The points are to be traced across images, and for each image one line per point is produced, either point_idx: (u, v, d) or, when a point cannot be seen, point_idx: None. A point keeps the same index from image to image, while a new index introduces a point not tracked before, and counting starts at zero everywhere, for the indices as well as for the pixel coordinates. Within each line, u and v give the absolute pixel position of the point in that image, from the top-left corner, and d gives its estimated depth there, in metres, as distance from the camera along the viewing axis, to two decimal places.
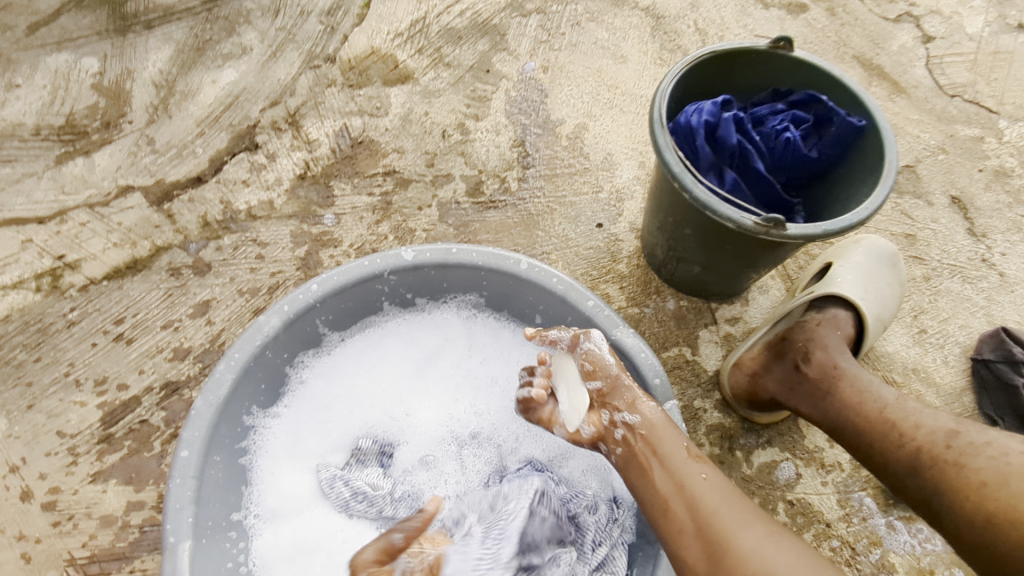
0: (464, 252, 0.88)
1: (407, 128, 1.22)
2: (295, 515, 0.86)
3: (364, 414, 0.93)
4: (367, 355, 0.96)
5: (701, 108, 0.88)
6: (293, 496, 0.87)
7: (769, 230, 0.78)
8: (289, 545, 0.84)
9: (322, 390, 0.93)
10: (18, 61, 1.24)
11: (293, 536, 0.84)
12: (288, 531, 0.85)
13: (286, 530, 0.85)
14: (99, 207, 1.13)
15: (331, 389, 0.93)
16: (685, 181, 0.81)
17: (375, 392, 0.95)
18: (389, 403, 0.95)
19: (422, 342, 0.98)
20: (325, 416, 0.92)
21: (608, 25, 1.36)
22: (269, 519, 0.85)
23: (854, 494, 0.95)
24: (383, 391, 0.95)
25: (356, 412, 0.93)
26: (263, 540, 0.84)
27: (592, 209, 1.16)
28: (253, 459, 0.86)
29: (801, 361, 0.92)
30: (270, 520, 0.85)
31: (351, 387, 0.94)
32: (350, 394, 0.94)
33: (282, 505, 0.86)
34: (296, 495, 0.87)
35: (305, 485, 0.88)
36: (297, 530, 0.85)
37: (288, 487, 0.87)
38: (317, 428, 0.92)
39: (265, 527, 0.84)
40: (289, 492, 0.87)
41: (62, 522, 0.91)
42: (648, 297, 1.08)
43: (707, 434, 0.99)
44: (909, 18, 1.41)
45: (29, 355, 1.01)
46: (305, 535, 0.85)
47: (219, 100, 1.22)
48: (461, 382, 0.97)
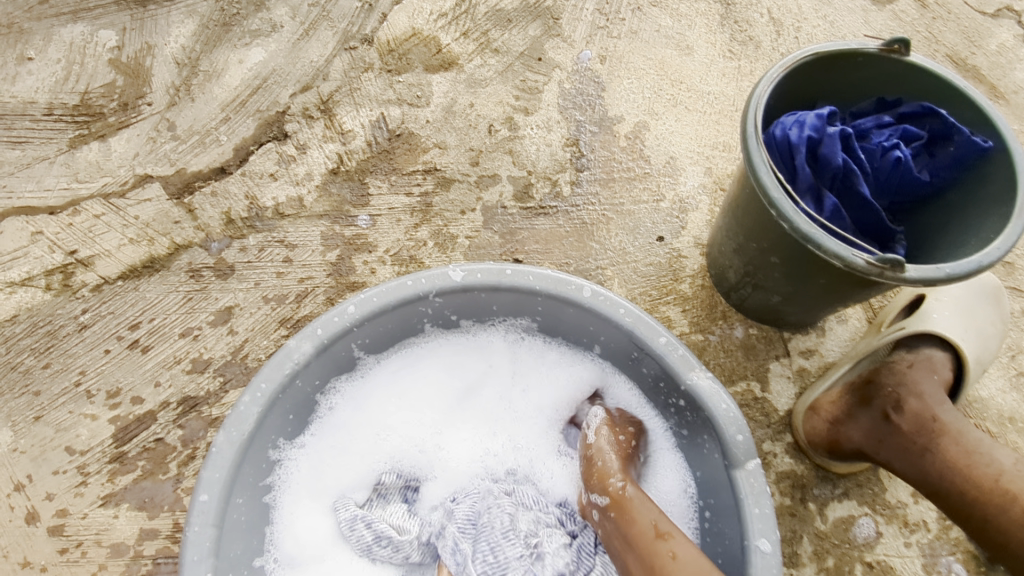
0: (520, 274, 0.78)
1: (450, 120, 1.11)
2: (314, 562, 0.77)
3: (393, 446, 0.83)
4: (401, 377, 0.85)
5: (801, 120, 0.77)
6: (315, 539, 0.77)
7: (884, 271, 0.67)
8: None
9: (351, 417, 0.83)
10: (31, 31, 1.14)
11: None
12: None
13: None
14: (115, 198, 1.03)
15: (358, 415, 0.83)
16: (783, 208, 0.70)
17: (406, 422, 0.84)
18: (424, 434, 0.84)
19: (463, 364, 0.87)
20: (351, 447, 0.82)
21: (673, 11, 1.23)
22: (288, 565, 0.76)
23: (942, 559, 0.85)
24: (417, 421, 0.85)
25: (385, 443, 0.83)
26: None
27: (653, 219, 1.05)
28: (276, 496, 0.77)
29: (891, 411, 0.82)
30: (289, 566, 0.76)
31: (382, 415, 0.84)
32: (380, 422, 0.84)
33: (301, 551, 0.76)
34: (316, 538, 0.77)
35: (327, 526, 0.78)
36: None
37: (308, 528, 0.78)
38: (338, 458, 0.81)
39: (284, 574, 0.76)
40: (309, 534, 0.77)
41: (69, 549, 0.83)
42: (714, 323, 0.97)
43: (777, 482, 0.89)
44: (1009, 13, 1.27)
45: (37, 360, 0.93)
46: None
47: (246, 82, 1.12)
48: (505, 411, 0.86)
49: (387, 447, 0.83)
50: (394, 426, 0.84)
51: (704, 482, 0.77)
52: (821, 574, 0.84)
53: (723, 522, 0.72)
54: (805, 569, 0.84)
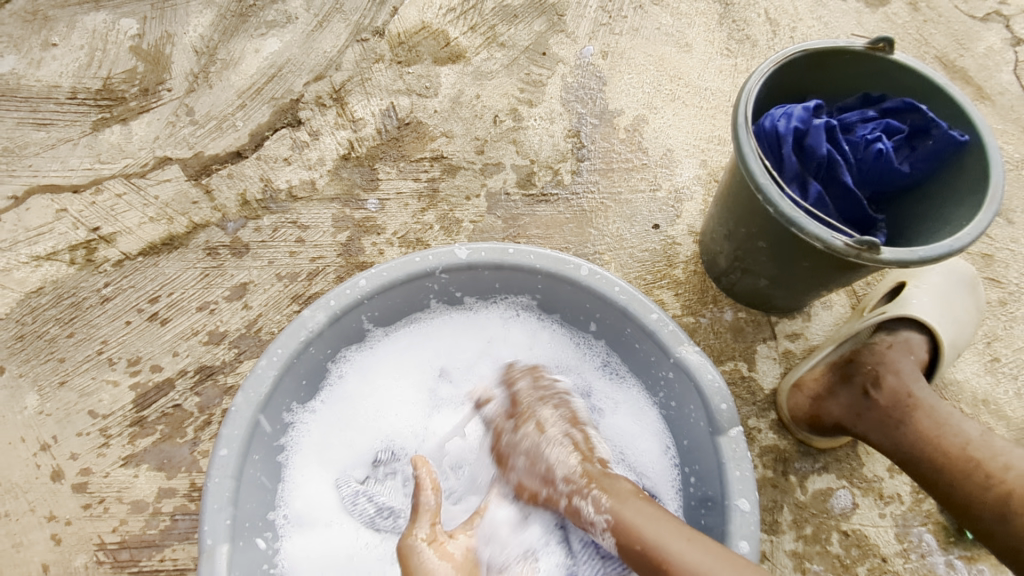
0: (521, 253, 0.83)
1: (457, 111, 1.16)
2: (323, 524, 0.80)
3: (393, 422, 0.88)
4: (406, 352, 0.91)
5: (789, 112, 0.81)
6: (324, 502, 0.81)
7: (861, 253, 0.72)
8: (320, 556, 0.79)
9: (357, 390, 0.88)
10: (55, 19, 1.19)
11: (324, 547, 0.79)
12: (319, 539, 0.80)
13: (316, 538, 0.80)
14: (136, 178, 1.08)
15: (365, 387, 0.88)
16: (769, 193, 0.75)
17: (407, 401, 0.89)
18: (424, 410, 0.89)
19: (465, 341, 0.92)
20: (356, 421, 0.87)
21: (673, 10, 1.28)
22: (297, 524, 0.80)
23: (913, 529, 0.91)
24: (418, 398, 0.90)
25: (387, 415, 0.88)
26: (294, 546, 0.79)
27: (649, 208, 1.10)
28: (287, 457, 0.81)
29: (869, 387, 0.87)
30: (299, 526, 0.80)
31: (386, 391, 0.89)
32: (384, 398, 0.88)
33: (311, 511, 0.80)
34: (324, 501, 0.81)
35: (334, 491, 0.82)
36: (328, 540, 0.80)
37: (317, 492, 0.82)
38: (344, 427, 0.86)
39: (294, 532, 0.79)
40: (318, 496, 0.81)
41: (93, 505, 0.88)
42: (705, 306, 1.03)
43: (760, 455, 0.94)
44: (998, 17, 1.31)
45: (61, 329, 0.98)
46: (337, 546, 0.80)
47: (262, 71, 1.16)
48: None
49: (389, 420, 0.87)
50: (396, 404, 0.89)
51: (688, 450, 0.82)
52: (800, 541, 0.90)
53: (707, 486, 0.77)
54: (784, 536, 0.90)
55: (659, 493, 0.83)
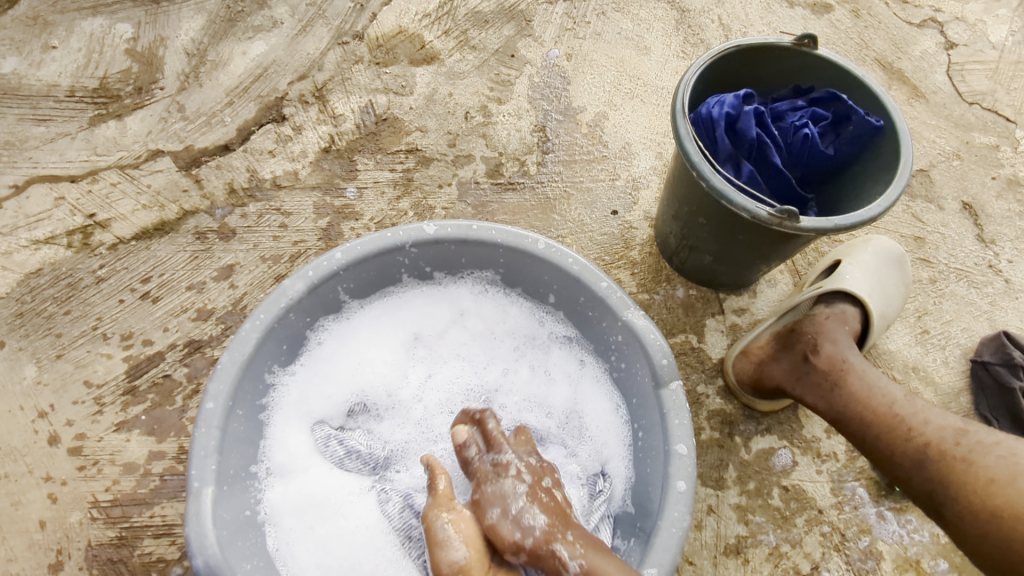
0: (484, 229, 0.91)
1: (431, 107, 1.25)
2: (303, 472, 0.88)
3: (367, 381, 0.96)
4: (379, 320, 0.99)
5: (723, 100, 0.91)
6: (301, 451, 0.89)
7: (783, 221, 0.81)
8: (297, 499, 0.86)
9: (335, 354, 0.95)
10: (55, 23, 1.27)
11: (302, 492, 0.86)
12: (296, 486, 0.87)
13: (295, 485, 0.87)
14: (130, 169, 1.16)
15: (341, 350, 0.96)
16: (703, 170, 0.84)
17: (382, 363, 0.97)
18: (397, 371, 0.97)
19: (434, 311, 1.00)
20: (334, 381, 0.94)
21: (633, 16, 1.38)
22: (279, 474, 0.87)
23: (847, 484, 0.98)
24: (391, 361, 0.98)
25: (362, 375, 0.96)
26: (275, 493, 0.86)
27: (608, 196, 1.19)
28: (268, 414, 0.89)
29: (810, 353, 0.93)
30: (280, 476, 0.87)
31: (362, 355, 0.97)
32: (359, 361, 0.96)
33: (291, 461, 0.88)
34: (304, 452, 0.89)
35: (313, 443, 0.90)
36: (306, 486, 0.87)
37: (297, 444, 0.89)
38: (321, 385, 0.93)
39: (276, 482, 0.87)
40: (297, 448, 0.89)
41: (87, 466, 0.95)
42: (658, 284, 1.12)
43: (708, 418, 1.02)
44: (933, 24, 1.43)
45: (58, 307, 1.05)
46: (312, 491, 0.87)
47: (249, 71, 1.25)
48: (468, 352, 0.99)
49: (364, 380, 0.95)
50: (371, 367, 0.97)
51: (636, 407, 0.89)
52: (743, 495, 0.97)
53: (651, 437, 0.85)
54: (729, 491, 0.97)
55: (610, 447, 0.91)
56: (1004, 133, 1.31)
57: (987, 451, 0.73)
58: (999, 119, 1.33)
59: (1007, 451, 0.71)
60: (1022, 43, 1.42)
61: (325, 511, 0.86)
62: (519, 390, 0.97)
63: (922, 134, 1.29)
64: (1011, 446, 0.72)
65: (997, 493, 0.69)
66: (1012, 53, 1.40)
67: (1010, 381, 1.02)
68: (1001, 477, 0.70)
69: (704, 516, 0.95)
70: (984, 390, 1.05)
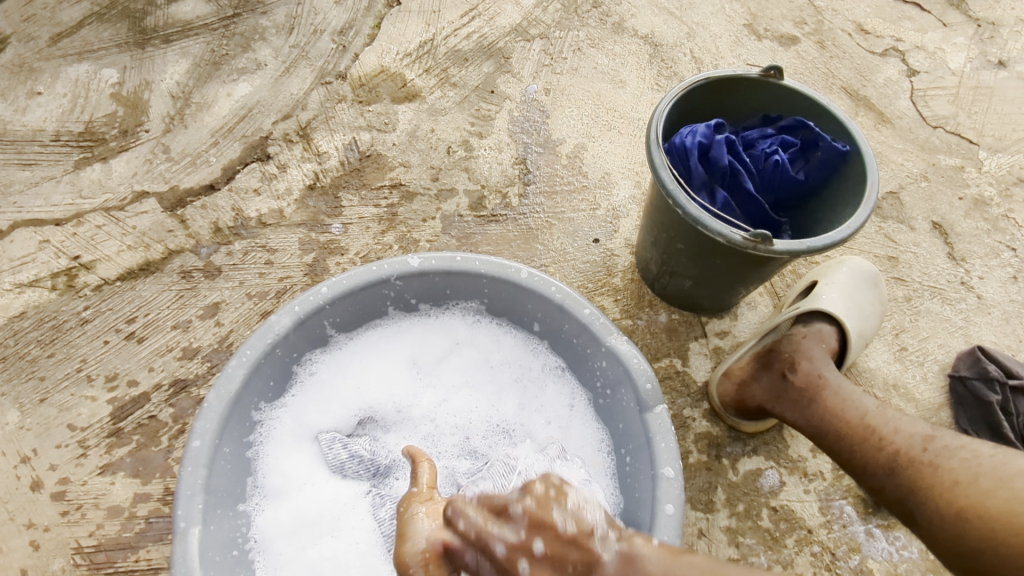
0: (468, 260, 0.93)
1: (414, 143, 1.28)
2: (296, 492, 0.88)
3: (368, 398, 0.97)
4: (375, 346, 0.99)
5: (695, 130, 0.95)
6: (297, 473, 0.90)
7: (757, 245, 0.83)
8: (290, 520, 0.86)
9: (332, 379, 0.96)
10: (40, 70, 1.29)
11: (293, 512, 0.87)
12: (289, 507, 0.87)
13: (286, 507, 0.87)
14: (115, 211, 1.17)
15: (339, 375, 0.97)
16: (679, 198, 0.86)
17: (381, 383, 0.98)
18: (396, 392, 0.98)
19: (430, 336, 1.01)
20: (332, 401, 0.95)
21: (608, 52, 1.43)
22: (272, 496, 0.88)
23: (835, 502, 0.99)
24: (389, 382, 0.98)
25: (362, 396, 0.97)
26: (265, 517, 0.86)
27: (589, 225, 1.22)
28: (260, 442, 0.89)
29: (787, 371, 0.95)
30: (273, 497, 0.88)
31: (361, 377, 0.98)
32: (359, 382, 0.97)
33: (286, 483, 0.89)
34: (299, 473, 0.90)
35: (308, 465, 0.91)
36: (299, 505, 0.88)
37: (291, 467, 0.90)
38: (320, 408, 0.95)
39: (267, 504, 0.87)
40: (293, 469, 0.90)
41: (70, 511, 0.93)
42: (641, 309, 1.13)
43: (695, 441, 1.03)
44: (895, 52, 1.49)
45: (42, 350, 1.04)
46: (306, 510, 0.87)
47: (234, 112, 1.27)
48: (466, 373, 1.00)
49: (362, 402, 0.97)
50: (370, 388, 0.98)
51: (622, 432, 0.90)
52: (733, 518, 0.97)
53: (638, 461, 0.85)
54: (719, 513, 0.97)
55: (600, 469, 0.91)
56: (968, 155, 1.36)
57: (952, 454, 0.75)
58: (962, 141, 1.38)
59: (969, 453, 0.74)
60: (979, 69, 1.48)
61: (316, 529, 0.87)
62: (516, 408, 0.98)
63: (889, 158, 1.34)
64: (974, 448, 0.74)
65: (961, 494, 0.71)
66: (971, 78, 1.47)
67: (987, 395, 1.05)
68: (963, 478, 0.72)
69: (695, 540, 0.95)
70: (962, 404, 1.07)
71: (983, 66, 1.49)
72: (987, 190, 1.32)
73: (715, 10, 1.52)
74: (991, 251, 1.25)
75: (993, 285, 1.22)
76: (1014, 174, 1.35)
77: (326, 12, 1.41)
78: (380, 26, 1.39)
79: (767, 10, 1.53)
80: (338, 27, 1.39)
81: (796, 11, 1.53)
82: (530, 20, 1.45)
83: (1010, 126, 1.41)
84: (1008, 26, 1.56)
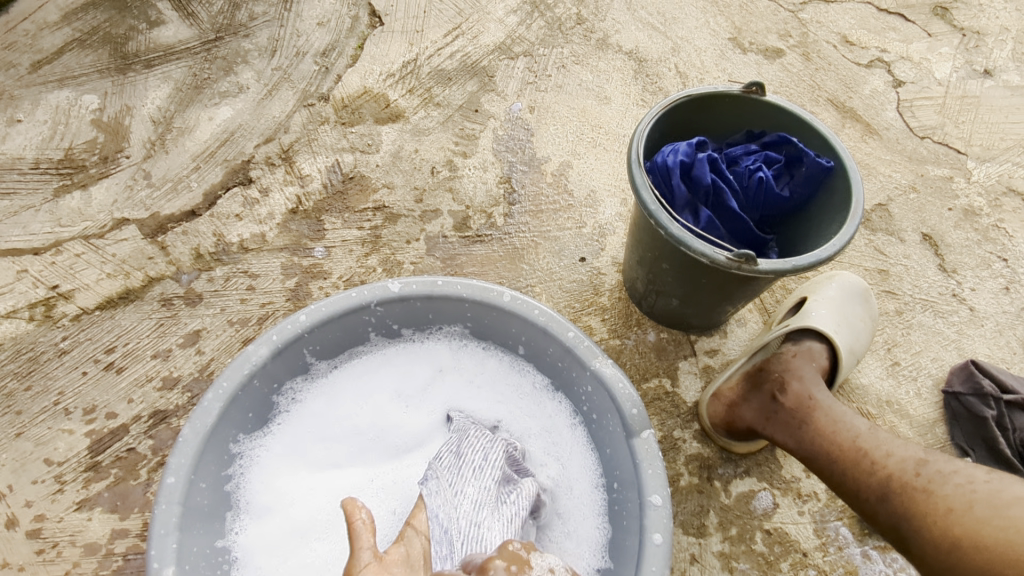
0: (449, 284, 0.91)
1: (397, 164, 1.27)
2: (284, 509, 0.87)
3: (344, 419, 0.95)
4: (352, 368, 0.97)
5: (677, 149, 0.94)
6: (276, 500, 0.87)
7: (741, 264, 0.82)
8: (269, 550, 0.84)
9: (322, 408, 0.95)
10: (20, 97, 1.28)
11: (281, 528, 0.85)
12: (267, 536, 0.85)
13: (272, 525, 0.86)
14: (94, 239, 1.15)
15: (315, 399, 0.95)
16: (661, 218, 0.85)
17: (369, 407, 0.96)
18: (373, 413, 0.96)
19: (407, 357, 0.99)
20: (324, 428, 0.93)
21: (592, 68, 1.43)
22: (251, 527, 0.86)
23: (830, 524, 0.97)
24: (379, 403, 0.96)
25: (335, 418, 0.94)
26: (245, 547, 0.84)
27: (576, 243, 1.20)
28: (241, 472, 0.87)
29: (777, 392, 0.93)
30: (255, 518, 0.86)
31: (351, 405, 0.96)
32: (348, 409, 0.95)
33: (266, 511, 0.86)
34: (287, 491, 0.88)
35: (295, 484, 0.89)
36: (279, 533, 0.85)
37: (281, 484, 0.89)
38: (295, 433, 0.92)
39: (248, 525, 0.86)
40: (271, 498, 0.87)
41: (46, 549, 0.91)
42: (629, 329, 1.12)
43: (686, 464, 1.01)
44: (880, 63, 1.49)
45: (19, 383, 1.02)
46: (286, 536, 0.85)
47: (215, 136, 1.26)
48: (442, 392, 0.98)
49: (338, 424, 0.94)
50: (360, 413, 0.95)
51: (610, 456, 0.88)
52: (726, 542, 0.95)
53: (626, 488, 0.83)
54: (711, 538, 0.95)
55: (581, 484, 0.90)
56: (956, 165, 1.35)
57: (945, 479, 0.73)
58: (950, 151, 1.37)
59: (963, 479, 0.72)
60: (965, 78, 1.48)
61: (296, 552, 0.85)
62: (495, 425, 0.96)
63: (878, 169, 1.33)
64: (967, 474, 0.72)
65: (956, 522, 0.69)
66: (957, 88, 1.46)
67: (982, 410, 1.03)
68: (958, 506, 0.70)
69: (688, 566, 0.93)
70: (957, 420, 1.05)
71: (969, 75, 1.49)
72: (976, 200, 1.31)
73: (699, 24, 1.51)
74: (982, 262, 1.24)
75: (985, 296, 1.20)
76: (1003, 183, 1.34)
77: (309, 34, 1.40)
78: (363, 47, 1.39)
79: (751, 23, 1.53)
80: (321, 49, 1.38)
81: (780, 23, 1.53)
82: (513, 37, 1.45)
83: (997, 135, 1.40)
84: (993, 35, 1.56)
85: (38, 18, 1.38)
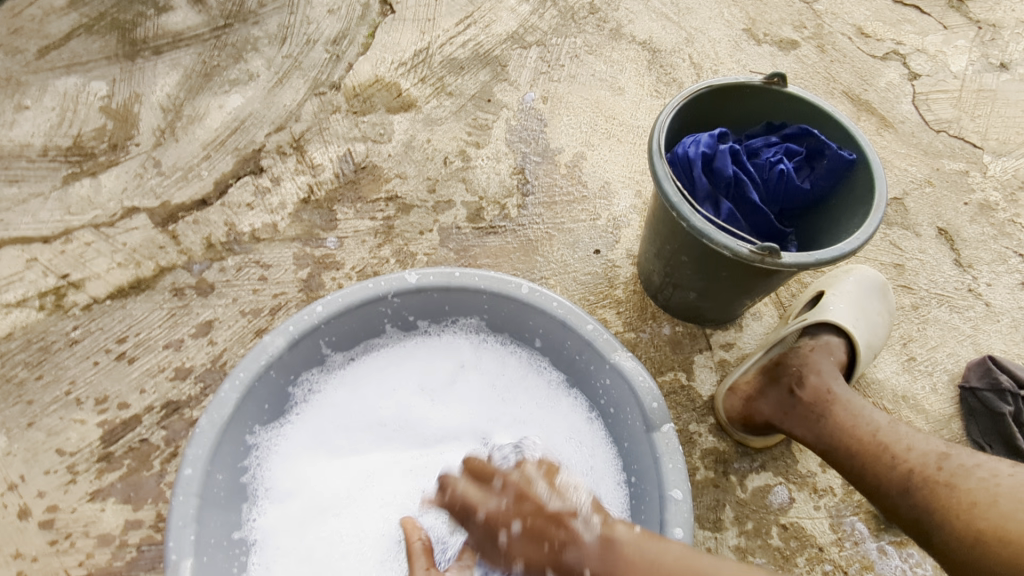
0: (466, 276, 0.90)
1: (410, 154, 1.25)
2: (305, 493, 0.87)
3: (370, 409, 0.94)
4: (379, 362, 0.97)
5: (698, 140, 0.93)
6: (299, 485, 0.87)
7: (764, 258, 0.81)
8: (288, 536, 0.84)
9: (346, 398, 0.94)
10: (27, 83, 1.26)
11: (301, 510, 0.85)
12: (286, 520, 0.85)
13: (293, 508, 0.86)
14: (104, 228, 1.14)
15: (338, 391, 0.94)
16: (683, 211, 0.84)
17: (392, 398, 0.95)
18: (399, 404, 0.95)
19: (432, 351, 0.99)
20: (346, 417, 0.93)
21: (606, 58, 1.41)
22: (270, 508, 0.86)
23: (846, 519, 0.97)
24: (407, 395, 0.96)
25: (359, 408, 0.94)
26: (264, 530, 0.84)
27: (590, 235, 1.20)
28: (259, 463, 0.87)
29: (795, 386, 0.93)
30: (277, 500, 0.86)
31: (376, 394, 0.95)
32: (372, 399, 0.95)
33: (290, 490, 0.87)
34: (309, 476, 0.88)
35: (318, 469, 0.89)
36: (299, 516, 0.85)
37: (301, 470, 0.88)
38: (318, 423, 0.92)
39: (270, 506, 0.86)
40: (292, 482, 0.87)
41: (59, 540, 0.90)
42: (645, 322, 1.11)
43: (702, 458, 1.00)
44: (896, 56, 1.47)
45: (30, 373, 1.01)
46: (306, 518, 0.85)
47: (226, 125, 1.25)
48: (467, 384, 0.97)
49: (364, 414, 0.94)
50: (384, 404, 0.95)
51: (629, 450, 0.87)
52: (742, 537, 0.94)
53: (645, 479, 0.82)
54: (727, 532, 0.95)
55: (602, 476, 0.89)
56: (972, 159, 1.34)
57: (968, 473, 0.73)
58: (966, 145, 1.36)
59: (987, 472, 0.72)
60: (981, 71, 1.47)
61: (315, 534, 0.85)
62: (512, 413, 0.95)
63: (894, 163, 1.32)
64: (991, 468, 0.72)
65: (979, 517, 0.69)
66: (973, 81, 1.45)
67: (1000, 406, 1.03)
68: (982, 500, 0.70)
69: None
70: (974, 416, 1.05)
71: (985, 69, 1.47)
72: (992, 195, 1.30)
73: (714, 15, 1.50)
74: (998, 257, 1.23)
75: (1002, 291, 1.20)
76: (1019, 177, 1.33)
77: (319, 21, 1.38)
78: (374, 35, 1.37)
79: (766, 14, 1.51)
80: (331, 36, 1.36)
81: (795, 14, 1.52)
82: (526, 26, 1.43)
83: (1014, 129, 1.39)
84: (1009, 28, 1.54)
85: (45, 3, 1.36)
